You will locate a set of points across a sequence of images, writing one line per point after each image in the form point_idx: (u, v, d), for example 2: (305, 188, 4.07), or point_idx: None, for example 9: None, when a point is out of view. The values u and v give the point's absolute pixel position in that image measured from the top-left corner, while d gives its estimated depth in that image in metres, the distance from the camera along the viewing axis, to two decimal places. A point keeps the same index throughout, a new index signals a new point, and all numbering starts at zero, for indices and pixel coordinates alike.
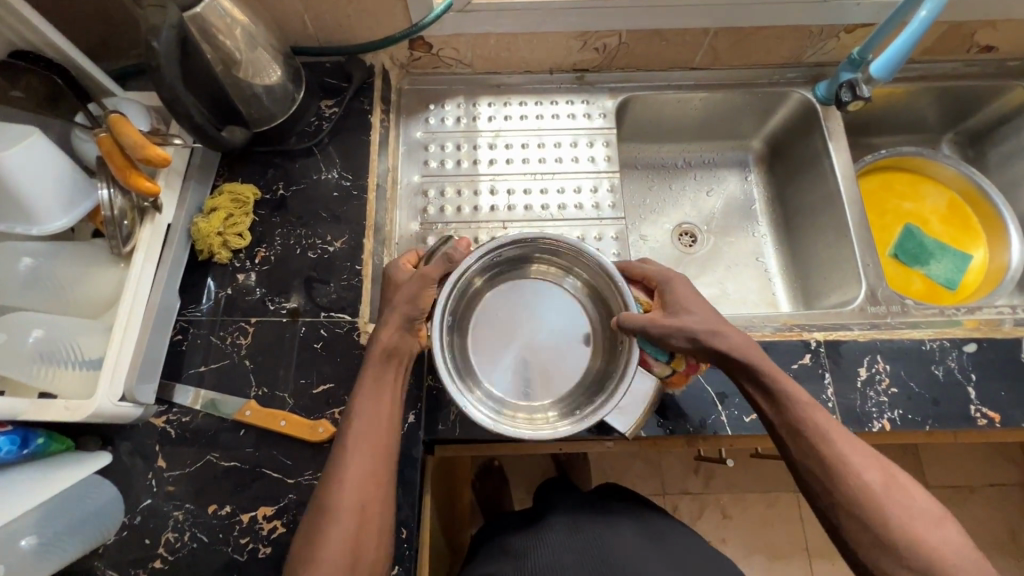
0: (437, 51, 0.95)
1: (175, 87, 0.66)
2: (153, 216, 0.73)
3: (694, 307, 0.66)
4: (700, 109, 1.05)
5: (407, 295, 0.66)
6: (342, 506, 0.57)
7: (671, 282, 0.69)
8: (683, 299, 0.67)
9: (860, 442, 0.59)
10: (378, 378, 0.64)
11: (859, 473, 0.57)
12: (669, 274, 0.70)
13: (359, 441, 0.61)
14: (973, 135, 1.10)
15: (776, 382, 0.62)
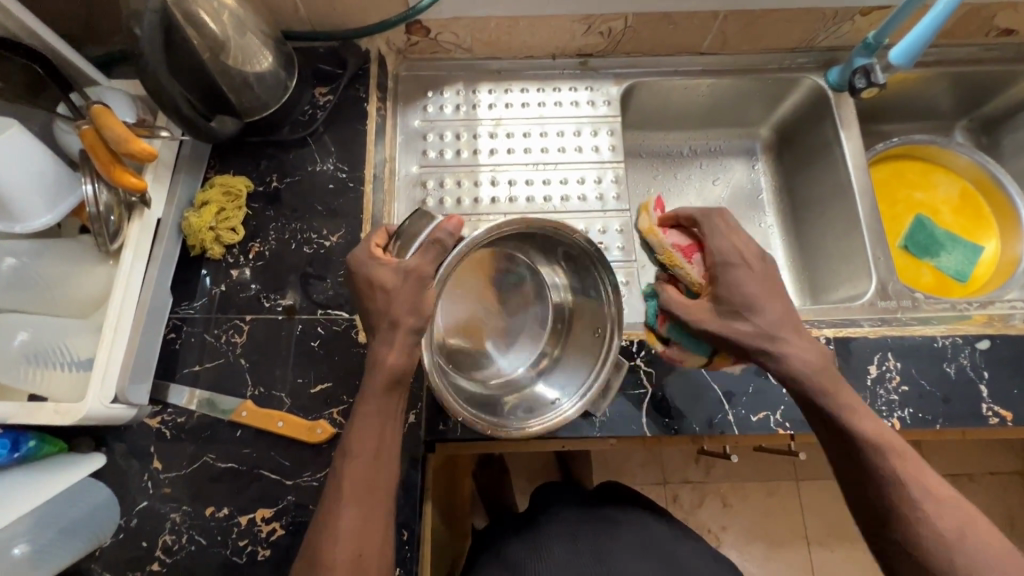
0: (435, 36, 0.91)
1: (160, 75, 0.63)
2: (141, 212, 0.70)
3: (757, 298, 0.61)
4: (708, 96, 1.01)
5: (408, 303, 0.57)
6: (337, 558, 0.53)
7: (734, 267, 0.63)
8: (750, 295, 0.61)
9: (936, 486, 0.55)
10: (370, 418, 0.57)
11: (926, 522, 0.54)
12: (734, 253, 0.63)
13: (355, 485, 0.55)
14: (987, 122, 1.06)
15: (844, 421, 0.58)
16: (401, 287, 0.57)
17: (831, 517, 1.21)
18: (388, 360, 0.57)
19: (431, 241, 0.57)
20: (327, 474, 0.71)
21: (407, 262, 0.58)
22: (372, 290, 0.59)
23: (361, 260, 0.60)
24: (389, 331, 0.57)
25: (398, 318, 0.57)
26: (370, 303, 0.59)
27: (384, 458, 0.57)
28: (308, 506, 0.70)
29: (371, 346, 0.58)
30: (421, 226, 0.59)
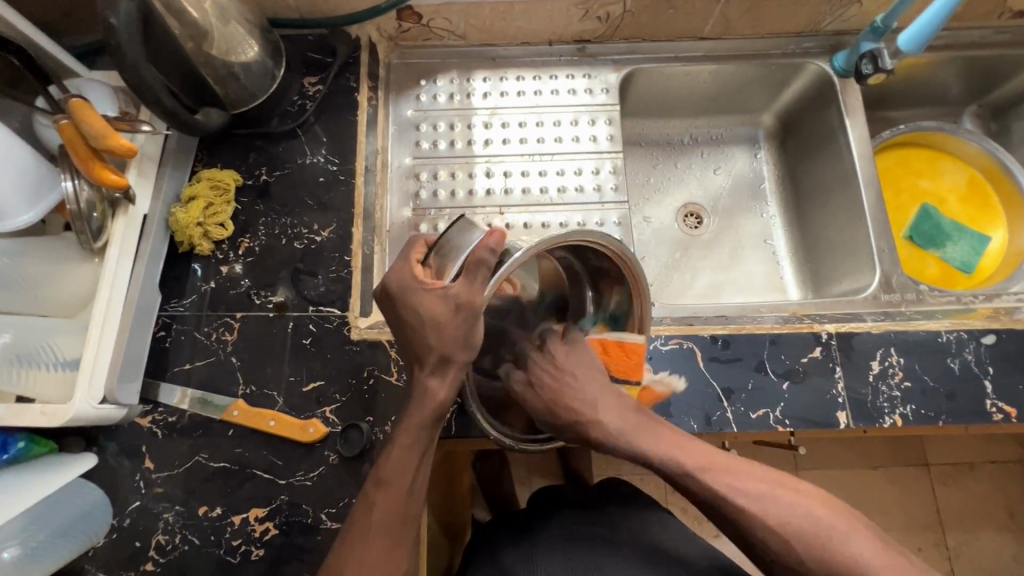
0: (428, 22, 0.89)
1: (140, 67, 0.61)
2: (126, 208, 0.69)
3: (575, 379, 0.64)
4: (709, 83, 0.99)
5: (458, 337, 0.54)
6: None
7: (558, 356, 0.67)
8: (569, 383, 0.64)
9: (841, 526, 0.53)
10: (406, 450, 0.57)
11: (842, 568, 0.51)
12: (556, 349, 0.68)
13: (386, 517, 0.55)
14: (997, 107, 1.03)
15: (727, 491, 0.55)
16: (452, 322, 0.54)
17: None
18: (439, 396, 0.56)
19: (475, 262, 0.51)
20: (320, 473, 0.70)
21: (457, 291, 0.53)
22: (419, 320, 0.55)
23: (403, 287, 0.56)
24: (439, 365, 0.56)
25: (448, 354, 0.55)
26: (418, 336, 0.55)
27: (416, 491, 0.57)
28: (302, 505, 0.69)
29: (418, 379, 0.57)
30: (464, 240, 0.56)
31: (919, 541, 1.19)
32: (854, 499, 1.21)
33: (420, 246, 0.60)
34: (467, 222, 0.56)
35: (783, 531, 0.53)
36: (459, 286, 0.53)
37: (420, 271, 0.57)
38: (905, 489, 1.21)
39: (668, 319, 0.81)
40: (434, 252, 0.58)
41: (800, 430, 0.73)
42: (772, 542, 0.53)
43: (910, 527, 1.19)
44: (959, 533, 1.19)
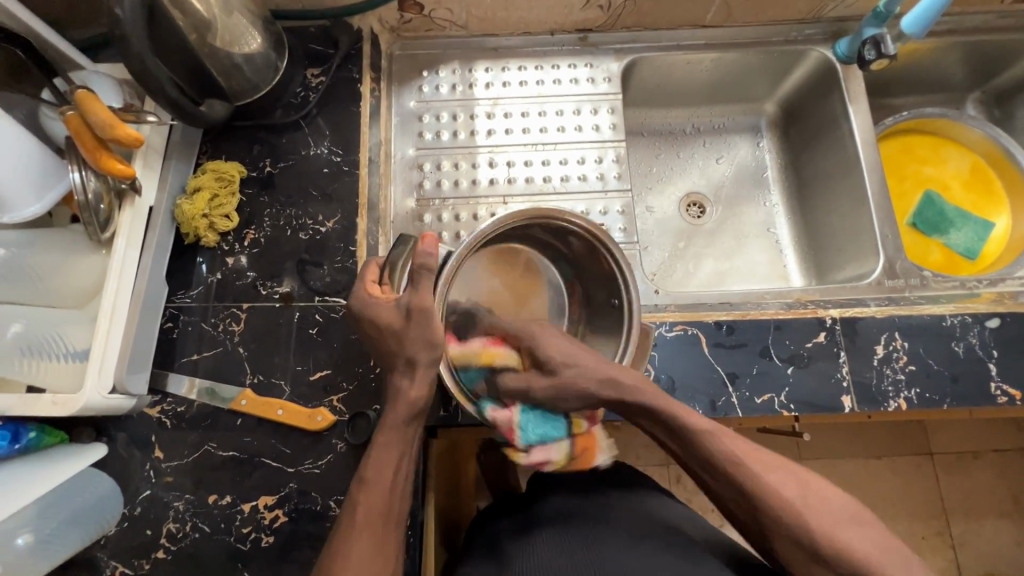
0: (429, 12, 0.88)
1: (145, 58, 0.61)
2: (133, 199, 0.69)
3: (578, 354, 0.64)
4: (711, 71, 0.98)
5: (423, 338, 0.55)
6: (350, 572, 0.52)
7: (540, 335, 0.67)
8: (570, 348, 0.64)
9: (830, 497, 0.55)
10: (382, 448, 0.57)
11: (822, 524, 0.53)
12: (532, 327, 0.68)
13: (369, 513, 0.55)
14: (1001, 93, 1.03)
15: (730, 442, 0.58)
16: (409, 328, 0.55)
17: None
18: (413, 396, 0.57)
19: (419, 268, 0.54)
20: (328, 461, 0.71)
21: (407, 298, 0.55)
22: (382, 331, 0.58)
23: (363, 301, 0.59)
24: (407, 367, 0.57)
25: (415, 357, 0.56)
26: (384, 344, 0.58)
27: (397, 491, 0.57)
28: (310, 493, 0.70)
29: (392, 382, 0.58)
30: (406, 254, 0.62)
31: (923, 530, 1.19)
32: (857, 489, 1.21)
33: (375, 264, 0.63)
34: (405, 239, 0.63)
35: (794, 504, 0.54)
36: (412, 290, 0.55)
37: (377, 290, 0.60)
38: (909, 478, 1.22)
39: (672, 307, 0.81)
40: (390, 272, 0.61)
41: (805, 415, 0.73)
42: (784, 517, 0.53)
43: (914, 516, 1.20)
44: (963, 522, 1.20)
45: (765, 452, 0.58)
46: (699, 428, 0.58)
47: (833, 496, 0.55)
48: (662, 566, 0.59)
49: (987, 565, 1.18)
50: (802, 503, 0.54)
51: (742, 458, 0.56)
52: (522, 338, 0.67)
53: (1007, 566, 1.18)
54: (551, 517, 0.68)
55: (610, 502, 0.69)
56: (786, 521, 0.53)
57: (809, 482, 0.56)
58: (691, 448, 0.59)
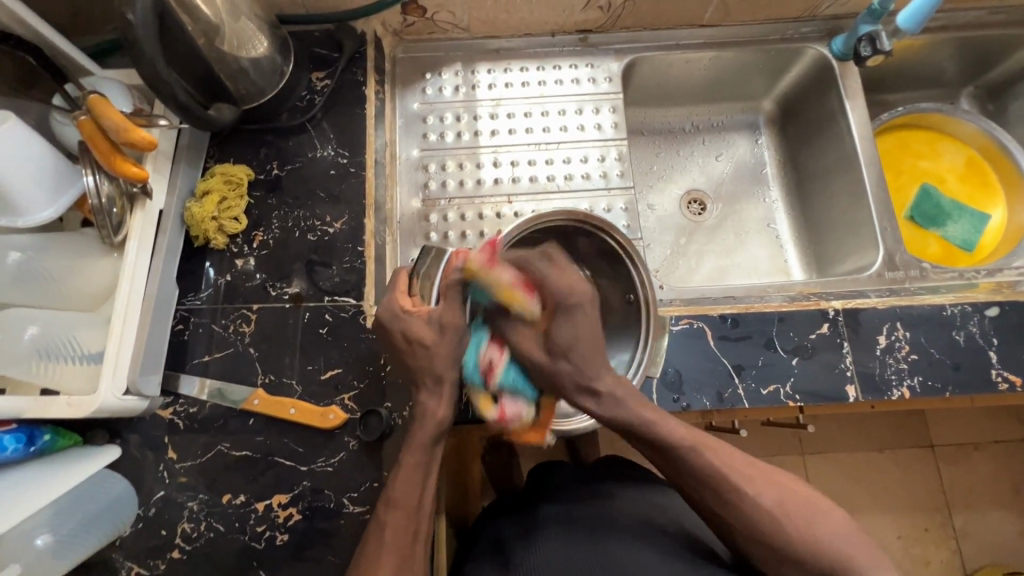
0: (432, 15, 0.90)
1: (157, 63, 0.62)
2: (143, 202, 0.70)
3: (587, 347, 0.59)
4: (709, 70, 1.00)
5: (449, 356, 0.60)
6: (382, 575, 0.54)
7: (573, 312, 0.58)
8: (580, 340, 0.59)
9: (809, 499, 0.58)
10: (412, 469, 0.59)
11: (803, 532, 0.55)
12: (575, 294, 0.58)
13: (398, 532, 0.57)
14: (994, 88, 1.05)
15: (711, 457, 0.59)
16: (441, 342, 0.60)
17: (839, 490, 1.21)
18: (438, 414, 0.60)
19: (452, 285, 0.60)
20: (341, 459, 0.71)
21: (441, 314, 0.60)
22: (410, 346, 0.60)
23: (393, 317, 0.62)
24: (435, 385, 0.60)
25: (441, 372, 0.60)
26: (410, 359, 0.61)
27: (422, 505, 0.59)
28: (324, 491, 0.71)
29: (418, 400, 0.61)
30: (437, 268, 0.62)
31: (927, 522, 1.20)
32: (860, 481, 1.22)
33: (403, 272, 0.65)
34: (433, 252, 0.63)
35: (772, 511, 0.56)
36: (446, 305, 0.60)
37: (407, 303, 0.62)
38: (911, 470, 1.23)
39: (677, 301, 0.82)
40: (419, 287, 0.63)
41: (810, 405, 0.74)
42: (761, 523, 0.56)
43: (917, 507, 1.21)
44: (966, 513, 1.21)
45: (742, 462, 0.60)
46: (676, 440, 0.59)
47: (807, 496, 0.58)
48: (674, 556, 0.60)
49: (991, 554, 1.19)
50: (781, 507, 0.56)
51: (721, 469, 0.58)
52: (555, 306, 0.59)
53: (1010, 555, 1.19)
54: (561, 511, 0.68)
55: (621, 494, 0.70)
56: (766, 528, 0.56)
57: (783, 485, 0.58)
58: (666, 459, 0.60)
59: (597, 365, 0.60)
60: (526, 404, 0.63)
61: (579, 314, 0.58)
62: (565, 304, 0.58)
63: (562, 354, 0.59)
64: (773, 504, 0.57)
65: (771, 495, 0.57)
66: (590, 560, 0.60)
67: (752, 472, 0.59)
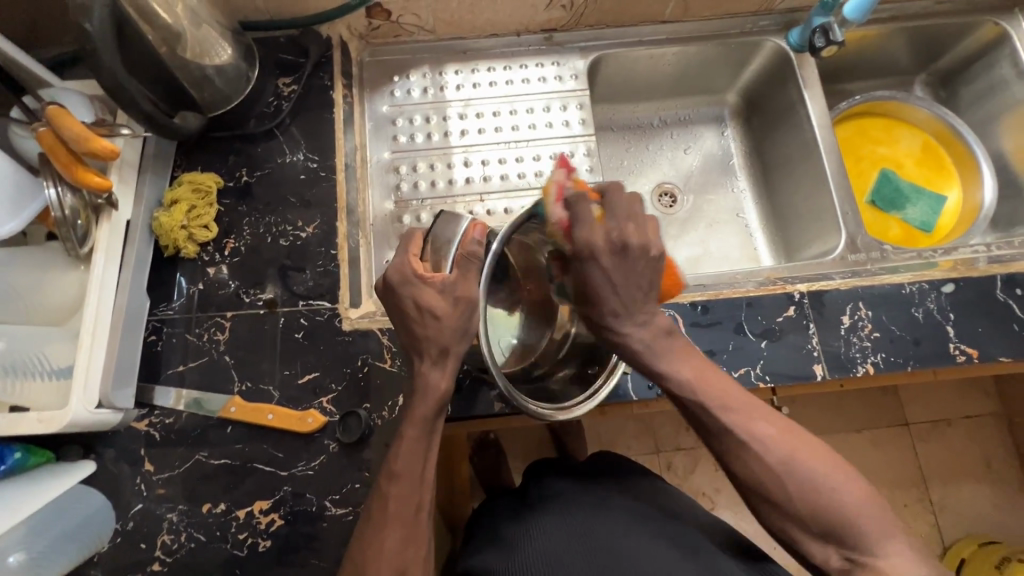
0: (397, 18, 0.90)
1: (116, 72, 0.62)
2: (109, 213, 0.69)
3: (612, 294, 0.57)
4: (673, 65, 1.02)
5: (456, 330, 0.57)
6: (383, 557, 0.55)
7: (591, 264, 0.56)
8: (606, 286, 0.57)
9: (845, 471, 0.57)
10: (414, 442, 0.58)
11: (833, 502, 0.55)
12: (592, 250, 0.56)
13: (400, 509, 0.57)
14: (945, 75, 1.09)
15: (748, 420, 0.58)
16: (452, 315, 0.56)
17: None
18: (441, 387, 0.58)
19: (466, 256, 0.57)
20: (322, 462, 0.71)
21: (454, 284, 0.56)
22: (419, 313, 0.57)
23: (403, 280, 0.57)
24: (440, 357, 0.58)
25: (448, 345, 0.57)
26: (418, 328, 0.57)
27: (426, 481, 0.59)
28: (306, 494, 0.70)
29: (419, 372, 0.59)
30: (450, 231, 0.58)
31: (904, 498, 1.24)
32: None
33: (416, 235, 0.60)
34: (448, 214, 0.58)
35: (794, 479, 0.56)
36: (461, 277, 0.57)
37: (419, 266, 0.58)
38: (886, 447, 1.27)
39: None
40: (432, 248, 0.59)
41: (782, 386, 0.76)
42: (774, 490, 0.56)
43: (895, 483, 1.25)
44: (941, 487, 1.25)
45: (761, 418, 0.59)
46: (694, 395, 0.60)
47: (824, 460, 0.57)
48: (653, 539, 0.62)
49: (967, 525, 1.23)
50: (796, 475, 0.56)
51: (755, 438, 0.58)
52: (581, 255, 0.56)
53: (982, 526, 1.23)
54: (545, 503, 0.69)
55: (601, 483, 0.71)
56: (778, 488, 0.56)
57: (801, 448, 0.57)
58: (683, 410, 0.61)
59: (631, 305, 0.58)
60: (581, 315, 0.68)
61: (600, 266, 0.56)
62: (588, 256, 0.56)
63: (583, 302, 0.59)
64: (804, 473, 0.56)
65: (792, 464, 0.56)
66: (572, 548, 0.61)
67: (789, 439, 0.58)
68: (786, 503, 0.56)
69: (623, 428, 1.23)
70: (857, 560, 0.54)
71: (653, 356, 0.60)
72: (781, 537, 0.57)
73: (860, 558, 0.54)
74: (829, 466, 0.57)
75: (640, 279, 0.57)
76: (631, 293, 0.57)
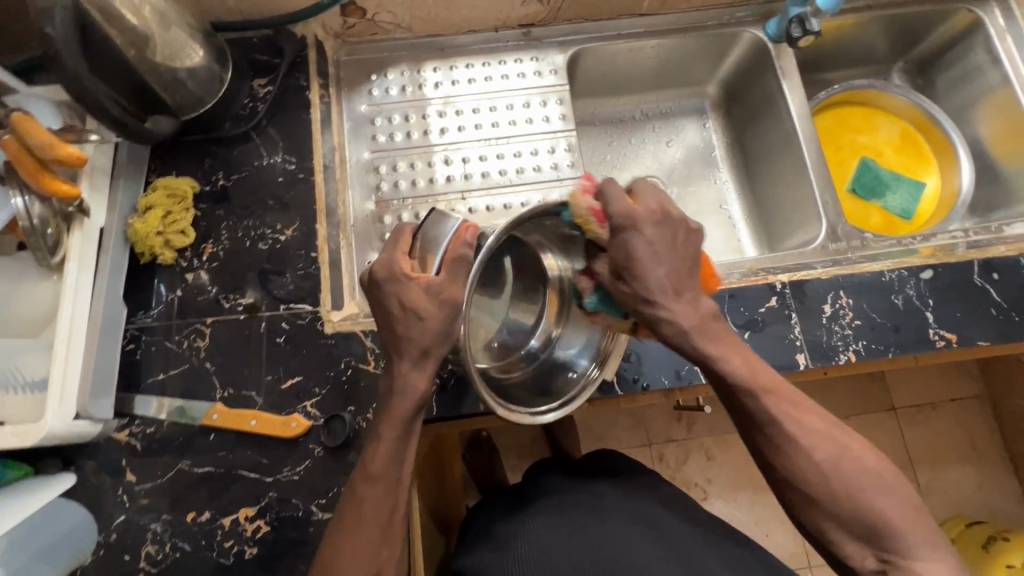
0: (372, 16, 0.90)
1: (81, 77, 0.61)
2: (81, 221, 0.68)
3: (653, 263, 0.57)
4: (652, 57, 1.02)
5: (439, 330, 0.56)
6: (357, 558, 0.56)
7: (634, 234, 0.57)
8: (647, 255, 0.57)
9: (885, 470, 0.56)
10: (390, 444, 0.58)
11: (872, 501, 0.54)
12: (634, 220, 0.57)
13: (376, 510, 0.57)
14: (922, 62, 1.10)
15: (795, 411, 0.57)
16: (437, 316, 0.55)
17: None
18: (419, 387, 0.57)
19: (456, 259, 0.56)
20: (307, 467, 0.71)
21: (440, 286, 0.55)
22: (404, 313, 0.56)
23: (390, 277, 0.57)
24: (420, 358, 0.57)
25: (428, 346, 0.56)
26: (401, 328, 0.56)
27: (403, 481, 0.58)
28: (291, 500, 0.70)
29: (399, 372, 0.58)
30: (439, 230, 0.57)
31: None
32: None
33: (407, 229, 0.59)
34: (440, 212, 0.57)
35: (832, 478, 0.55)
36: (448, 279, 0.56)
37: (406, 264, 0.57)
38: (873, 432, 1.28)
39: None
40: (420, 244, 0.58)
41: None
42: (814, 486, 0.55)
43: None
44: (928, 470, 1.27)
45: (809, 412, 0.58)
46: (747, 384, 0.57)
47: (868, 459, 0.56)
48: (639, 533, 0.62)
49: (954, 507, 1.25)
50: (841, 473, 0.55)
51: (798, 433, 0.56)
52: (621, 226, 0.58)
53: (968, 506, 1.25)
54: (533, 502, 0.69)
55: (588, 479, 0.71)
56: (818, 487, 0.55)
57: (849, 445, 0.56)
58: (731, 398, 0.59)
59: (669, 279, 0.58)
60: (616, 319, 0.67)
61: (643, 235, 0.57)
62: (632, 225, 0.57)
63: (623, 275, 0.59)
64: (847, 471, 0.55)
65: (835, 461, 0.55)
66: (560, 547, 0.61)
67: (832, 437, 0.57)
68: (827, 502, 0.55)
69: (614, 422, 1.23)
70: (894, 562, 0.53)
71: (700, 342, 0.58)
72: (816, 538, 0.57)
73: (897, 560, 0.53)
74: (869, 465, 0.56)
75: (680, 248, 0.59)
76: (672, 265, 0.58)
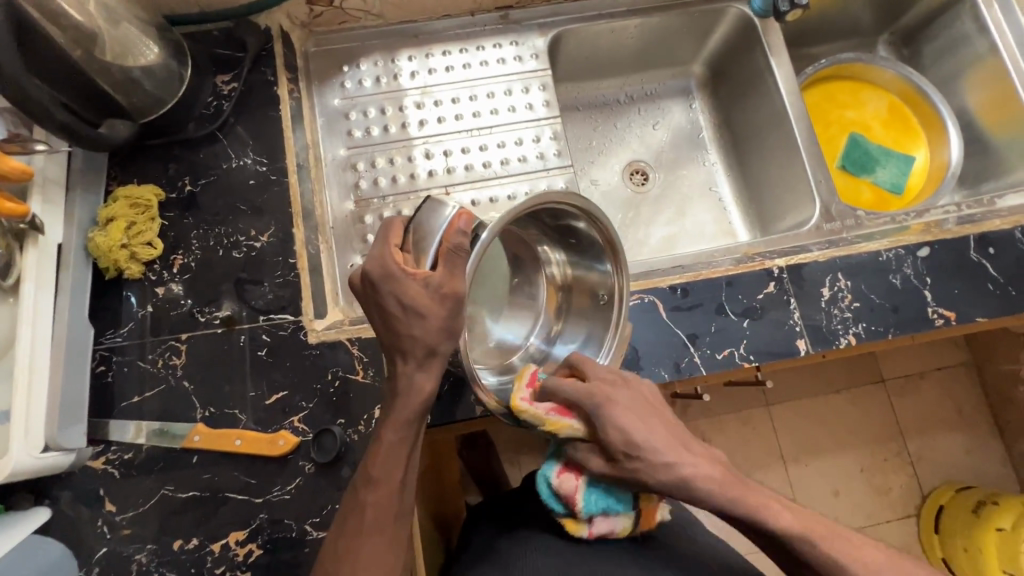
0: (340, 3, 0.84)
1: (21, 83, 0.55)
2: (35, 238, 0.63)
3: (642, 428, 0.51)
4: (636, 37, 0.98)
5: (441, 327, 0.53)
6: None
7: (605, 409, 0.52)
8: (632, 428, 0.51)
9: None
10: (393, 447, 0.55)
11: None
12: (594, 394, 0.54)
13: (378, 519, 0.54)
14: (907, 33, 1.08)
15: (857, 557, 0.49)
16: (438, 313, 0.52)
17: (802, 437, 1.26)
18: (425, 388, 0.55)
19: (452, 250, 0.52)
20: (298, 485, 0.68)
21: (440, 281, 0.51)
22: (404, 313, 0.52)
23: (385, 276, 0.52)
24: (426, 358, 0.54)
25: (434, 345, 0.53)
26: (403, 330, 0.53)
27: (406, 487, 0.56)
28: (284, 520, 0.67)
29: (400, 373, 0.55)
30: (434, 220, 0.53)
31: (885, 454, 1.27)
32: (823, 424, 1.27)
33: (397, 220, 0.54)
34: (434, 201, 0.53)
35: None
36: (447, 272, 0.52)
37: (399, 258, 0.53)
38: (867, 407, 1.29)
39: None
40: (413, 235, 0.53)
41: (765, 363, 0.75)
42: None
43: (876, 440, 1.27)
44: (920, 440, 1.28)
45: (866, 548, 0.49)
46: (790, 537, 0.49)
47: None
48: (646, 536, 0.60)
49: (947, 476, 1.27)
50: None
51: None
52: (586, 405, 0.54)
53: (960, 474, 1.27)
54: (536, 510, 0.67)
55: None
56: None
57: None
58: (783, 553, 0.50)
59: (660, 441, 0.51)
60: (619, 518, 0.57)
61: (615, 405, 0.53)
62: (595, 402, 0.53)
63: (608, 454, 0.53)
64: None
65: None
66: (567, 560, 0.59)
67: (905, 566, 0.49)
68: None
69: None
70: None
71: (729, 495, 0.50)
72: None
73: None
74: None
75: (654, 411, 0.54)
76: (658, 423, 0.53)
